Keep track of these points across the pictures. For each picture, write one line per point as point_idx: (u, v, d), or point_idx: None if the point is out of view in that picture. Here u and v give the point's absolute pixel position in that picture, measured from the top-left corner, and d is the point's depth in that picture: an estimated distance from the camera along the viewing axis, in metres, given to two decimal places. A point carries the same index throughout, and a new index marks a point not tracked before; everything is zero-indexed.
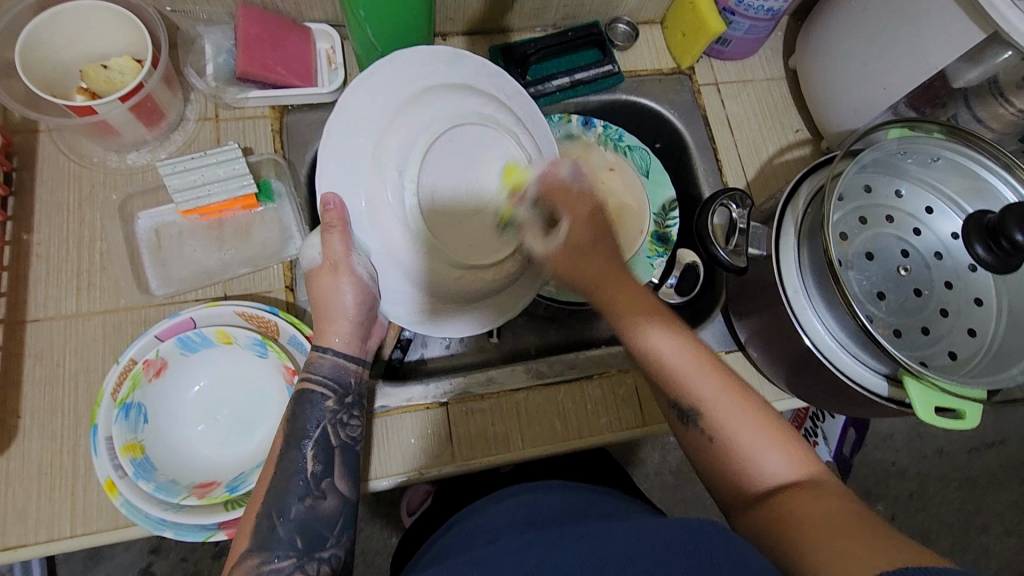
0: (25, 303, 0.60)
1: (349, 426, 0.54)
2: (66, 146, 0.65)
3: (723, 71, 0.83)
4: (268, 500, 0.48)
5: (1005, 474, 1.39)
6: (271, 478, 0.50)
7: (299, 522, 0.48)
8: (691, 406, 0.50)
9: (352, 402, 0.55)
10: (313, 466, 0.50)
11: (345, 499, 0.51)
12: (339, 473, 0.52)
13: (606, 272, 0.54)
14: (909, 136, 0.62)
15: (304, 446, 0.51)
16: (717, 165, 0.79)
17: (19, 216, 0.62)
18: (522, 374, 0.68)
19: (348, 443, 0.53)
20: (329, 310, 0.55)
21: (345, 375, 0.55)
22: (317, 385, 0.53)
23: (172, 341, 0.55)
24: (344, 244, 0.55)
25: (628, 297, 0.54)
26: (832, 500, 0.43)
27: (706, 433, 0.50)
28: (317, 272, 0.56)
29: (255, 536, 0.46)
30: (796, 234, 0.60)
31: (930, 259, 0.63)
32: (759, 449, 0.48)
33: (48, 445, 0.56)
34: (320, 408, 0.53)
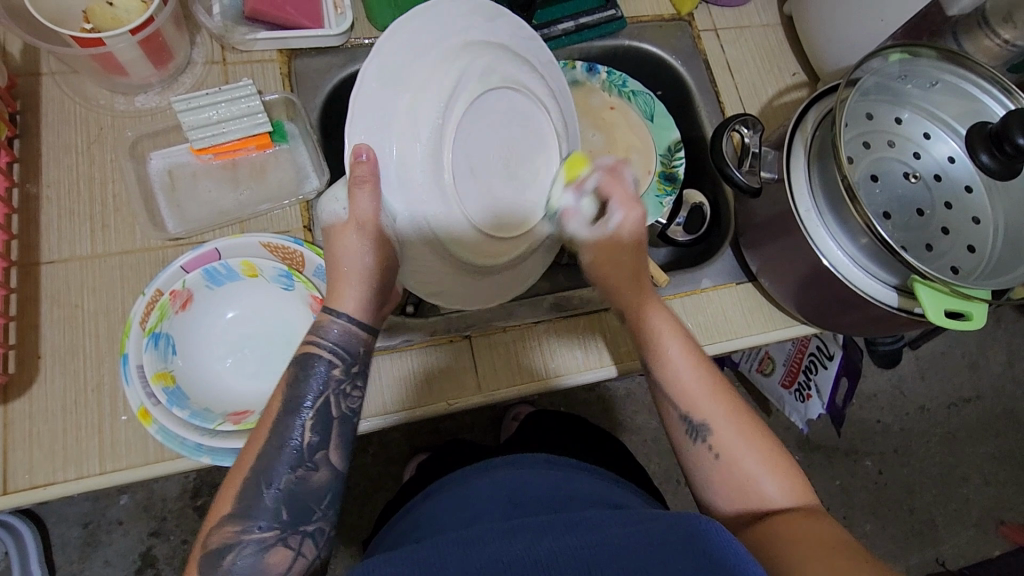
0: (38, 246, 0.58)
1: (352, 398, 0.50)
2: (71, 88, 0.63)
3: (721, 17, 0.85)
4: (259, 468, 0.46)
5: (983, 426, 1.45)
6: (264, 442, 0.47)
7: (285, 493, 0.46)
8: (702, 421, 0.52)
9: (357, 372, 0.50)
10: (309, 437, 0.47)
11: (336, 474, 0.48)
12: (334, 445, 0.49)
13: (634, 275, 0.58)
14: (909, 59, 0.65)
15: (300, 415, 0.48)
16: (720, 107, 0.81)
17: (26, 159, 0.60)
18: (542, 308, 0.68)
19: (348, 415, 0.50)
20: (343, 267, 0.51)
21: (355, 344, 0.51)
22: (323, 351, 0.49)
23: (198, 272, 0.54)
24: (372, 202, 0.51)
25: (654, 309, 0.57)
26: (811, 522, 0.47)
27: (713, 449, 0.52)
28: (338, 228, 0.52)
29: (239, 501, 0.45)
30: (806, 156, 0.62)
31: (930, 181, 0.66)
32: (757, 475, 0.50)
33: (71, 386, 0.55)
34: (322, 376, 0.49)
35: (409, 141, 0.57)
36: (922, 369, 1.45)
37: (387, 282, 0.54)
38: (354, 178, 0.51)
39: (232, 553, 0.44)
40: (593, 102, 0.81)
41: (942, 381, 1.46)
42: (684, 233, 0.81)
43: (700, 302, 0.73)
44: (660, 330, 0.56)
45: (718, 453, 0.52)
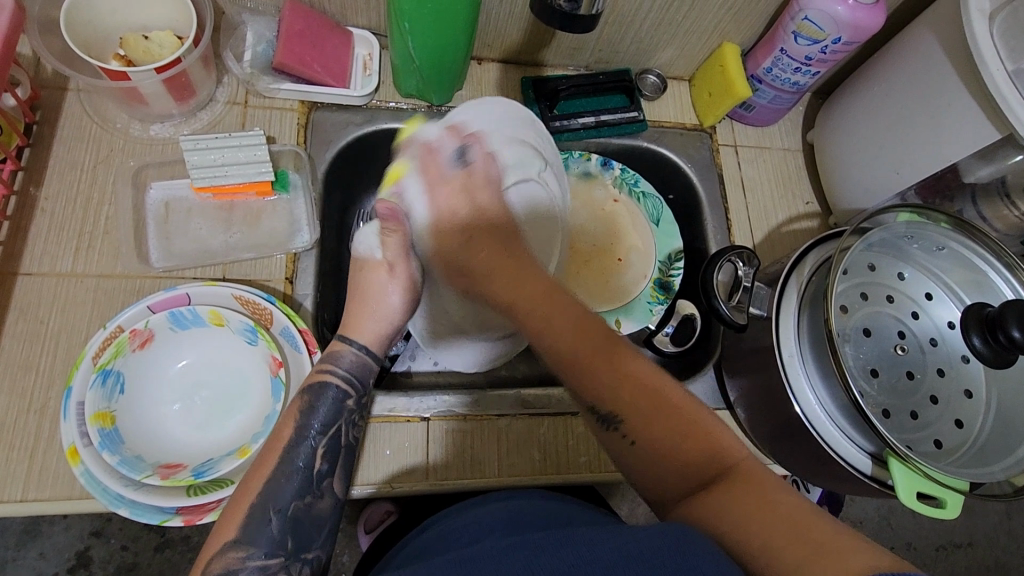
0: (20, 256, 0.59)
1: (358, 427, 0.51)
2: (91, 107, 0.65)
3: (744, 135, 0.85)
4: (267, 492, 0.44)
5: None
6: (270, 469, 0.45)
7: (292, 520, 0.44)
8: (609, 407, 0.45)
9: (366, 404, 0.51)
10: (321, 463, 0.47)
11: (339, 502, 0.47)
12: (339, 473, 0.48)
13: (504, 265, 0.50)
14: (918, 221, 0.64)
15: (309, 442, 0.47)
16: (727, 224, 0.80)
17: (31, 168, 0.62)
18: (508, 401, 0.67)
19: (353, 445, 0.50)
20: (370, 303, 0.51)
21: (366, 373, 0.51)
22: (336, 380, 0.50)
23: (163, 315, 0.54)
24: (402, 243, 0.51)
25: (517, 288, 0.48)
26: (760, 501, 0.39)
27: (627, 435, 0.44)
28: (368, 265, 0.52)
29: (243, 527, 0.42)
30: (798, 300, 0.61)
31: (925, 344, 0.63)
32: (671, 446, 0.43)
33: (16, 402, 0.55)
34: (331, 405, 0.49)
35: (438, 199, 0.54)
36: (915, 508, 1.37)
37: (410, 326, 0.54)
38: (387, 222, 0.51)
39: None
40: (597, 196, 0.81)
41: (933, 523, 1.38)
42: (671, 343, 0.77)
43: None
44: (542, 321, 0.46)
45: (633, 437, 0.44)
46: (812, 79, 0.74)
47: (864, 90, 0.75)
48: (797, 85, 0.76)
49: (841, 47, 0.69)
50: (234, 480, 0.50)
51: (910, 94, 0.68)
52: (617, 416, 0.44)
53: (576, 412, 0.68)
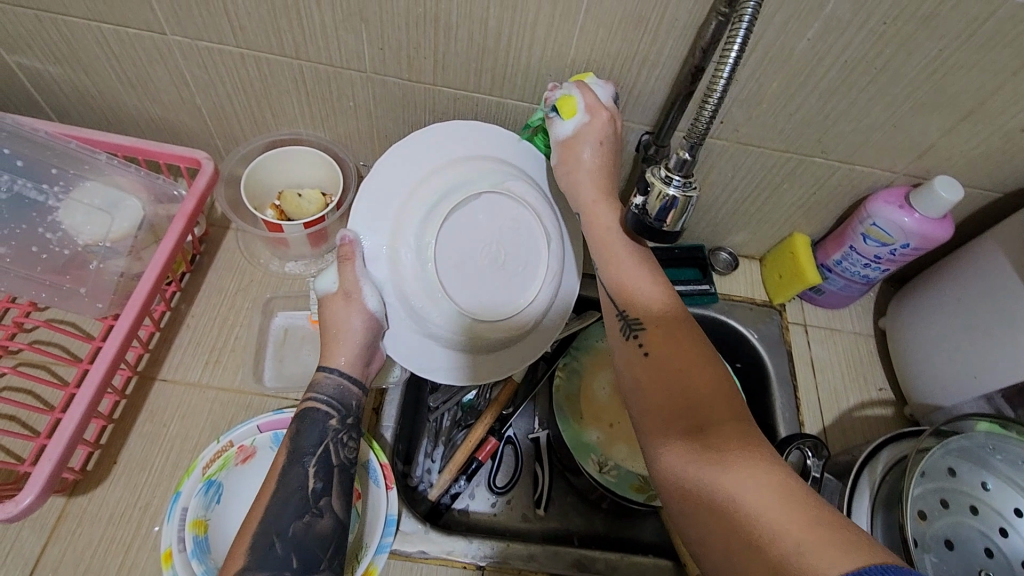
0: (161, 363, 0.69)
1: (348, 447, 0.59)
2: (244, 244, 0.78)
3: (813, 315, 0.88)
4: (267, 520, 0.52)
5: None
6: (274, 497, 0.53)
7: (293, 540, 0.51)
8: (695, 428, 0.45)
9: (352, 423, 0.60)
10: (314, 483, 0.55)
11: (339, 520, 0.55)
12: (337, 493, 0.56)
13: (683, 349, 0.50)
14: (1000, 432, 0.63)
15: (305, 463, 0.56)
16: (795, 402, 0.81)
17: (187, 290, 0.74)
18: (564, 560, 0.66)
19: (346, 464, 0.58)
20: (335, 330, 0.61)
21: (347, 397, 0.61)
22: (320, 403, 0.59)
23: (267, 435, 0.61)
24: (355, 275, 0.61)
25: (678, 352, 0.49)
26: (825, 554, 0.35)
27: (696, 445, 0.44)
28: (331, 300, 0.63)
29: (253, 554, 0.50)
30: (871, 500, 0.60)
31: (1017, 566, 0.59)
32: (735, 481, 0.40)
33: (127, 496, 0.62)
34: (320, 425, 0.58)
35: (396, 240, 0.62)
36: None
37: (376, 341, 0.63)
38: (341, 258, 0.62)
39: None
40: None
41: None
42: None
43: None
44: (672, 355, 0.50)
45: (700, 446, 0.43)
46: (882, 274, 0.78)
47: (936, 289, 0.77)
48: (868, 278, 0.80)
49: (910, 251, 0.73)
50: None
51: (984, 303, 0.70)
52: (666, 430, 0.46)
53: None
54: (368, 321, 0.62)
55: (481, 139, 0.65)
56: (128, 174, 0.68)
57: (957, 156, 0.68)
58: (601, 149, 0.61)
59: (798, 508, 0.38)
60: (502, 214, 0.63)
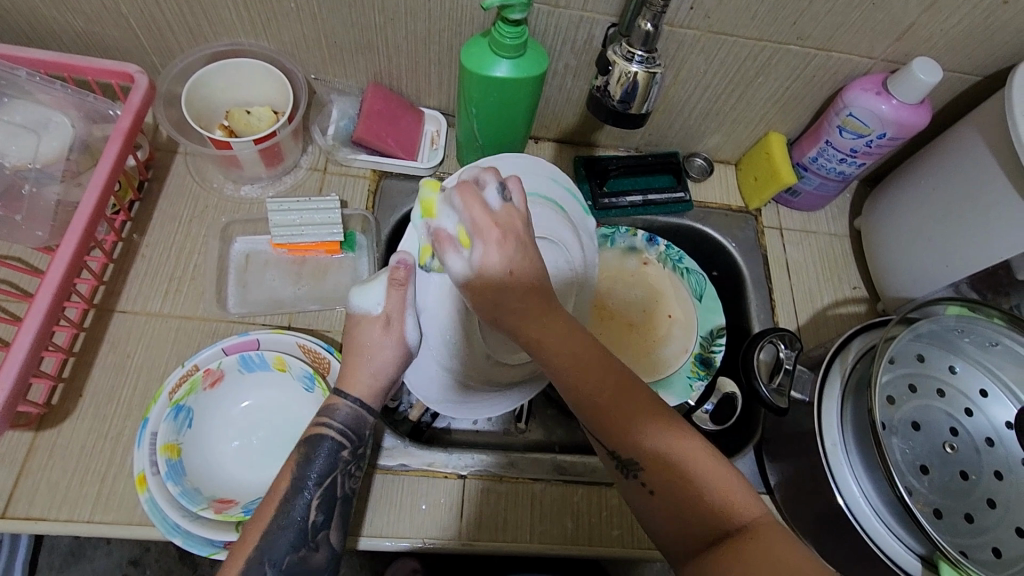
0: (118, 295, 0.67)
1: (353, 478, 0.55)
2: (194, 169, 0.74)
3: (789, 218, 0.87)
4: (262, 547, 0.48)
5: None
6: (270, 519, 0.50)
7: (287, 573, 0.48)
8: (630, 457, 0.46)
9: (361, 454, 0.55)
10: (314, 516, 0.51)
11: (334, 553, 0.52)
12: (335, 525, 0.52)
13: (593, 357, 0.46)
14: (968, 315, 0.63)
15: (306, 495, 0.51)
16: (770, 303, 0.81)
17: (138, 219, 0.70)
18: (544, 465, 0.68)
19: (347, 496, 0.54)
20: (358, 356, 0.55)
21: (362, 425, 0.55)
22: (332, 433, 0.53)
23: (234, 357, 0.59)
24: (399, 301, 0.55)
25: (583, 373, 0.46)
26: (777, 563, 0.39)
27: (648, 487, 0.45)
28: (362, 322, 0.55)
29: None
30: (842, 387, 0.60)
31: (980, 444, 0.61)
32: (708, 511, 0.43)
33: (97, 428, 0.60)
34: (330, 456, 0.53)
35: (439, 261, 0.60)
36: None
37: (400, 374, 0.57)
38: (393, 281, 0.55)
39: None
40: (629, 265, 0.84)
41: None
42: (710, 421, 0.77)
43: None
44: (559, 345, 0.46)
45: (653, 487, 0.45)
46: (858, 169, 0.77)
47: (912, 182, 0.76)
48: (843, 175, 0.78)
49: (886, 142, 0.71)
50: None
51: (959, 191, 0.69)
52: (636, 462, 0.46)
53: (610, 483, 0.67)
54: (400, 353, 0.56)
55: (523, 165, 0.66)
56: (53, 91, 0.64)
57: (937, 37, 0.65)
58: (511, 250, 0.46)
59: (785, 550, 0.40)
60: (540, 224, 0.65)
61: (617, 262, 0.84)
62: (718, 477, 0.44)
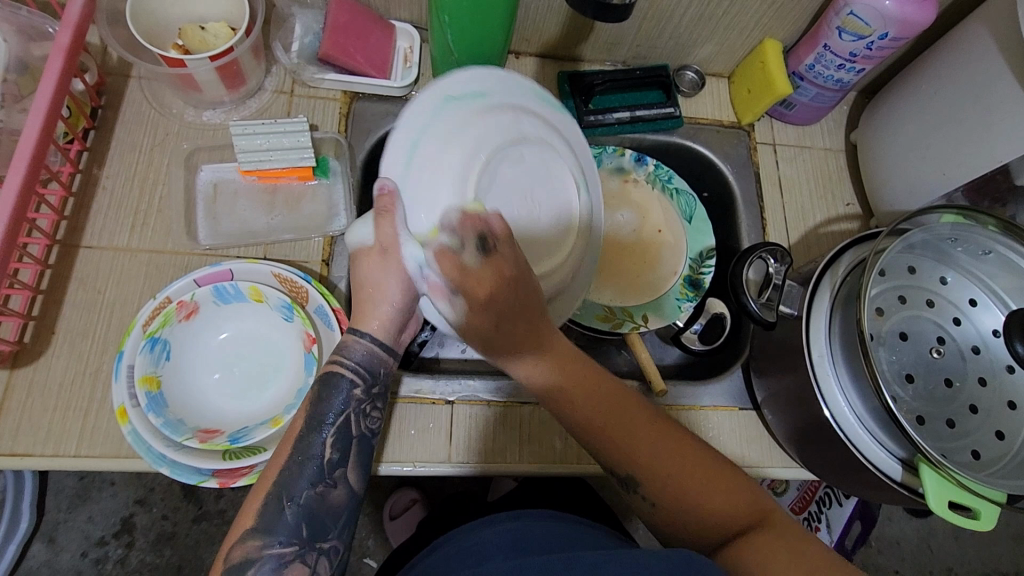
0: (82, 230, 0.63)
1: (371, 416, 0.52)
2: (151, 94, 0.69)
3: (783, 133, 0.84)
4: (282, 482, 0.47)
5: None
6: (286, 459, 0.48)
7: (306, 509, 0.47)
8: (627, 475, 0.50)
9: (378, 393, 0.53)
10: (331, 453, 0.49)
11: (354, 491, 0.50)
12: (352, 464, 0.51)
13: (612, 399, 0.51)
14: (963, 223, 0.62)
15: (323, 432, 0.49)
16: (761, 223, 0.79)
17: (95, 149, 0.66)
18: (532, 389, 0.68)
19: (367, 435, 0.52)
20: (374, 294, 0.49)
21: (378, 365, 0.52)
22: (346, 370, 0.51)
23: (208, 289, 0.57)
24: (395, 228, 0.48)
25: (608, 409, 0.50)
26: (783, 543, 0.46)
27: (648, 498, 0.50)
28: (365, 253, 0.48)
29: (260, 517, 0.46)
30: (831, 299, 0.59)
31: (967, 352, 0.61)
32: (704, 503, 0.48)
33: (74, 365, 0.59)
34: (345, 396, 0.51)
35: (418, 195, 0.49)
36: (956, 532, 1.41)
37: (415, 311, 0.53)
38: (380, 209, 0.48)
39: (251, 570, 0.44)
40: (618, 186, 0.81)
41: (977, 549, 1.41)
42: (699, 341, 0.77)
43: (699, 420, 0.70)
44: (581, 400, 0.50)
45: (655, 502, 0.50)
46: (856, 76, 0.73)
47: (913, 88, 0.72)
48: (841, 82, 0.74)
49: (888, 43, 0.67)
50: (267, 448, 0.53)
51: (961, 92, 0.66)
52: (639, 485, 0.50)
53: None
54: (405, 283, 0.49)
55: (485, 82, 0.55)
56: None
57: None
58: (563, 188, 0.56)
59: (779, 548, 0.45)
60: (540, 162, 0.56)
61: (602, 182, 0.81)
62: (725, 483, 0.49)
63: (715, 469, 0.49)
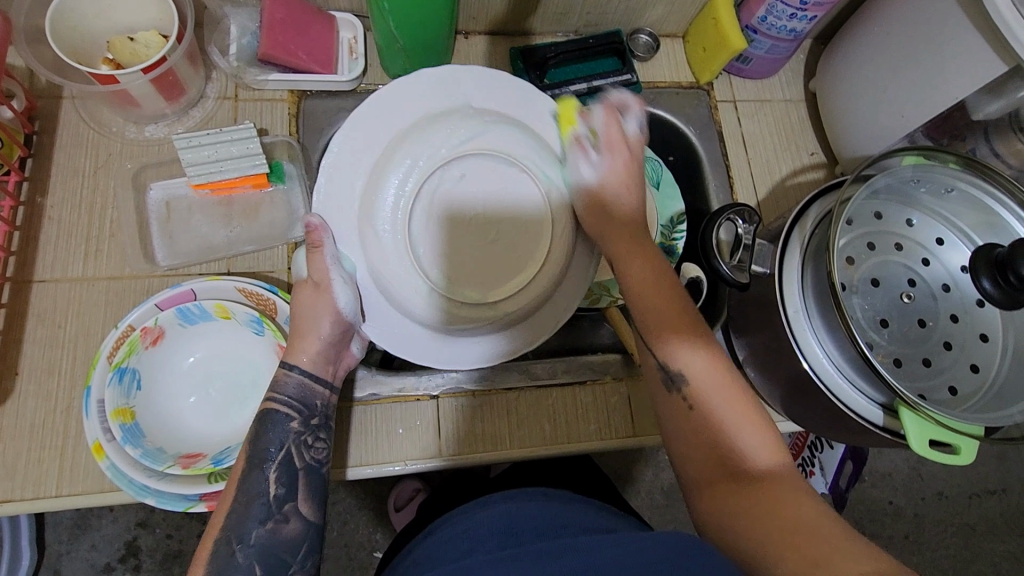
0: (33, 264, 0.61)
1: (313, 448, 0.53)
2: (86, 113, 0.66)
3: (742, 89, 0.83)
4: (229, 525, 0.47)
5: (993, 520, 1.44)
6: (232, 501, 0.49)
7: (258, 548, 0.47)
8: (679, 371, 0.51)
9: (318, 424, 0.55)
10: (276, 488, 0.50)
11: (309, 523, 0.51)
12: (302, 497, 0.51)
13: (675, 321, 0.53)
14: (924, 164, 0.62)
15: (266, 469, 0.50)
16: (728, 181, 0.79)
17: (35, 178, 0.63)
18: (516, 374, 0.67)
19: (314, 465, 0.53)
20: (304, 326, 0.55)
21: (311, 397, 0.55)
22: (280, 406, 0.53)
23: (171, 311, 0.55)
24: (326, 261, 0.57)
25: (675, 321, 0.53)
26: (797, 504, 0.43)
27: (688, 400, 0.50)
28: (301, 288, 0.57)
29: (212, 563, 0.45)
30: (801, 254, 0.60)
31: (937, 290, 0.62)
32: (739, 425, 0.49)
33: (43, 404, 0.58)
34: (281, 430, 0.52)
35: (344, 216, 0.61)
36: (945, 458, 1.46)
37: (341, 349, 0.58)
38: (311, 246, 0.57)
39: None
40: None
41: (964, 471, 1.46)
42: None
43: None
44: (666, 325, 0.53)
45: (691, 401, 0.50)
46: (809, 25, 0.72)
47: (866, 31, 0.72)
48: (794, 32, 0.73)
49: None
50: None
51: (912, 32, 0.65)
52: (678, 378, 0.51)
53: (583, 381, 0.68)
54: (336, 322, 0.57)
55: (446, 88, 0.63)
56: None
57: None
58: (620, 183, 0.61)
59: (835, 527, 0.41)
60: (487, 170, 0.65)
61: None
62: (754, 414, 0.49)
63: (748, 394, 0.50)
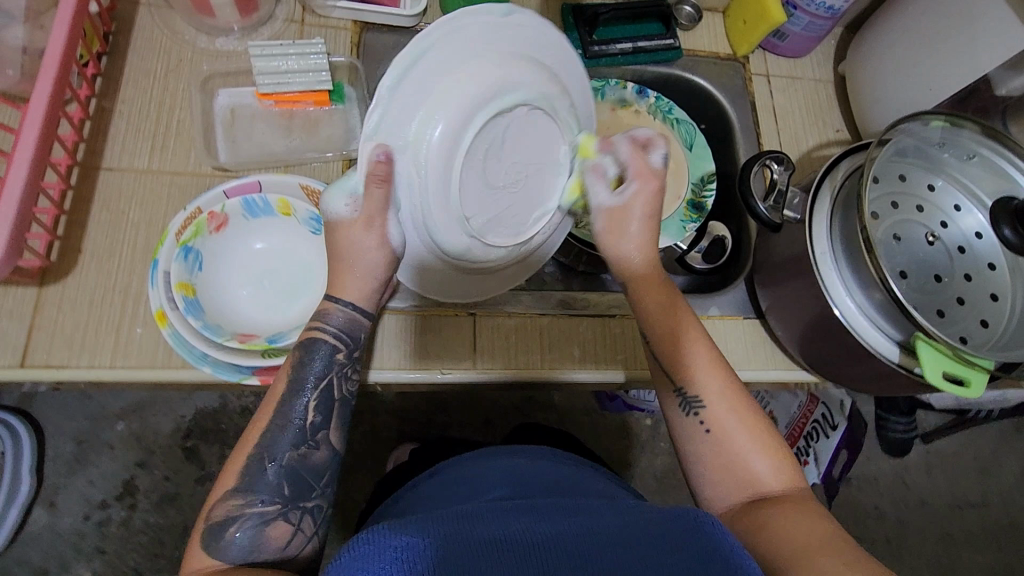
0: (101, 153, 0.64)
1: (350, 380, 0.54)
2: (162, 21, 0.69)
3: (775, 65, 0.87)
4: (262, 443, 0.49)
5: (971, 532, 1.48)
6: (268, 422, 0.50)
7: (286, 469, 0.48)
8: (695, 394, 0.52)
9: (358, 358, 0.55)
10: (312, 416, 0.51)
11: (336, 451, 0.52)
12: (335, 425, 0.52)
13: (669, 310, 0.56)
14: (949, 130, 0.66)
15: (303, 395, 0.51)
16: (758, 147, 0.83)
17: (109, 75, 0.66)
18: (549, 301, 0.71)
19: (347, 398, 0.54)
20: (350, 263, 0.52)
21: (357, 329, 0.54)
22: (327, 336, 0.52)
23: (237, 201, 0.59)
24: (385, 202, 0.49)
25: (669, 311, 0.55)
26: (806, 514, 0.47)
27: (706, 424, 0.52)
28: (343, 226, 0.52)
29: (244, 477, 0.47)
30: (831, 202, 0.64)
31: (953, 251, 0.66)
32: (747, 452, 0.50)
33: (103, 282, 0.60)
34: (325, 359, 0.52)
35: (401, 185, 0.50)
36: (929, 468, 1.50)
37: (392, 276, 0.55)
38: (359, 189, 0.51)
39: (236, 525, 0.46)
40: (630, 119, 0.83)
41: (947, 480, 1.50)
42: (702, 260, 0.82)
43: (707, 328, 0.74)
44: (657, 313, 0.56)
45: (709, 426, 0.52)
46: (847, 3, 0.76)
47: (899, 12, 0.77)
48: (831, 10, 0.78)
49: None
50: None
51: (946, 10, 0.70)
52: (698, 399, 0.52)
53: (613, 313, 0.71)
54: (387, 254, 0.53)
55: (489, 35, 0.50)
56: None
57: None
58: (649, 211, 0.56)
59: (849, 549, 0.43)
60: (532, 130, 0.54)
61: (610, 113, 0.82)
62: (754, 420, 0.52)
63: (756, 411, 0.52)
